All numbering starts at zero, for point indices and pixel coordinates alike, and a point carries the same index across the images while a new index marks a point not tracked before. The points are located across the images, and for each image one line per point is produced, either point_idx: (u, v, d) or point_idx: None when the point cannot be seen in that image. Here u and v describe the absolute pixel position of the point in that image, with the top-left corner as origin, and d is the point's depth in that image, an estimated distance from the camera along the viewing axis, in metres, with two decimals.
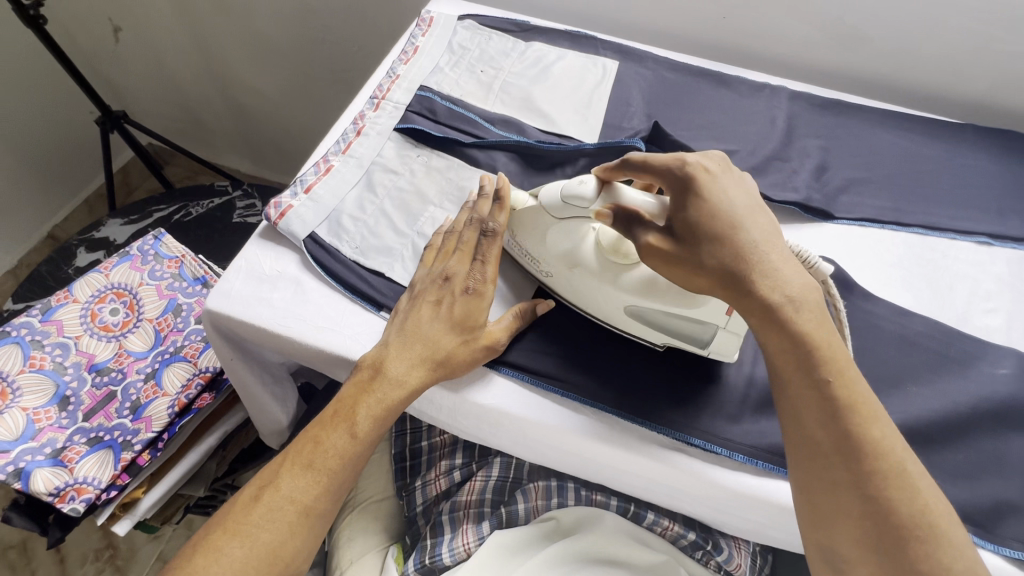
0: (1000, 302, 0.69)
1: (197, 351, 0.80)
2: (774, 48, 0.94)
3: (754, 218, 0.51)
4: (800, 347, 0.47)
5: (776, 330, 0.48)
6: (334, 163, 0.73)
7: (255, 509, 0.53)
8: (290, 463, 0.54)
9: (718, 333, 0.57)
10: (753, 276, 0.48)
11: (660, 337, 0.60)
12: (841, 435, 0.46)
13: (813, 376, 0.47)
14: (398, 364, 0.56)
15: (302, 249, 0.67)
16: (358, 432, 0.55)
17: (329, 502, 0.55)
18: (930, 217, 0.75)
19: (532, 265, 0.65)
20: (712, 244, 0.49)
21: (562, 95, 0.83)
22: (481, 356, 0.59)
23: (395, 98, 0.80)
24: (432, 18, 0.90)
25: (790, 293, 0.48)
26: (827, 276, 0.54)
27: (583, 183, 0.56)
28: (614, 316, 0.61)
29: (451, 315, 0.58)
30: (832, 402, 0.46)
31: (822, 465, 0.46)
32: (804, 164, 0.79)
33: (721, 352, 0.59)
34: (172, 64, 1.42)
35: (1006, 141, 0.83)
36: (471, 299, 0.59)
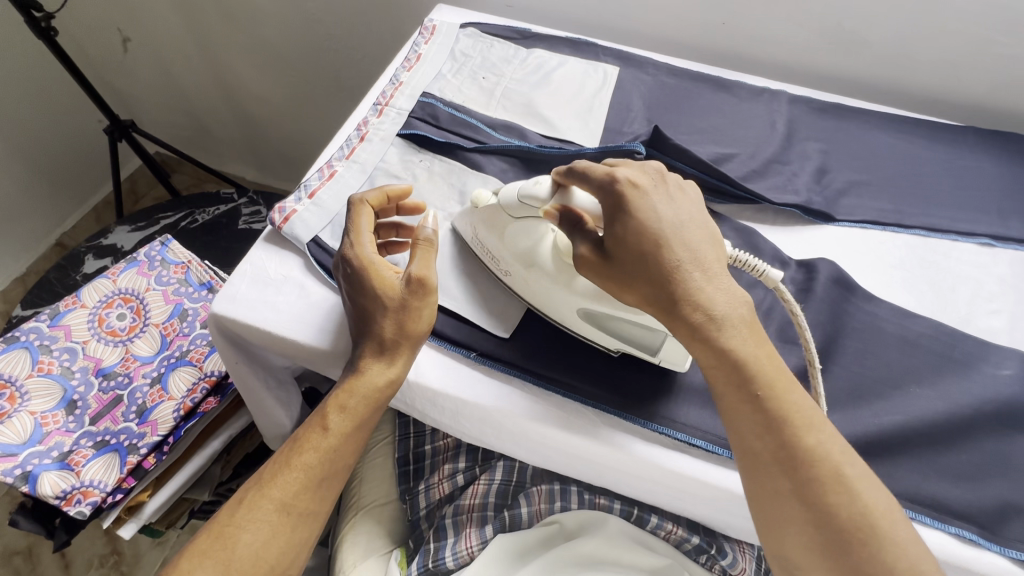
0: (1002, 303, 0.69)
1: (203, 355, 0.81)
2: (773, 53, 0.94)
3: (684, 232, 0.51)
4: (725, 360, 0.49)
5: (702, 345, 0.49)
6: (338, 169, 0.74)
7: (239, 511, 0.54)
8: (271, 467, 0.56)
9: (666, 340, 0.58)
10: (679, 293, 0.49)
11: (613, 343, 0.61)
12: (777, 444, 0.47)
13: (744, 389, 0.48)
14: (359, 358, 0.57)
15: (306, 253, 0.68)
16: (330, 427, 0.56)
17: (309, 499, 0.55)
18: (932, 219, 0.75)
19: (493, 264, 0.65)
20: (638, 259, 0.50)
21: (563, 101, 0.84)
22: (413, 301, 0.57)
23: (398, 105, 0.81)
24: (434, 26, 0.92)
25: (712, 311, 0.49)
26: (778, 281, 0.56)
27: (539, 185, 0.57)
28: (569, 319, 0.61)
29: (355, 300, 0.58)
30: (765, 413, 0.48)
31: (762, 473, 0.48)
32: (804, 167, 0.80)
33: (671, 361, 0.59)
34: (180, 74, 1.44)
35: (1007, 143, 0.83)
36: (354, 275, 0.57)
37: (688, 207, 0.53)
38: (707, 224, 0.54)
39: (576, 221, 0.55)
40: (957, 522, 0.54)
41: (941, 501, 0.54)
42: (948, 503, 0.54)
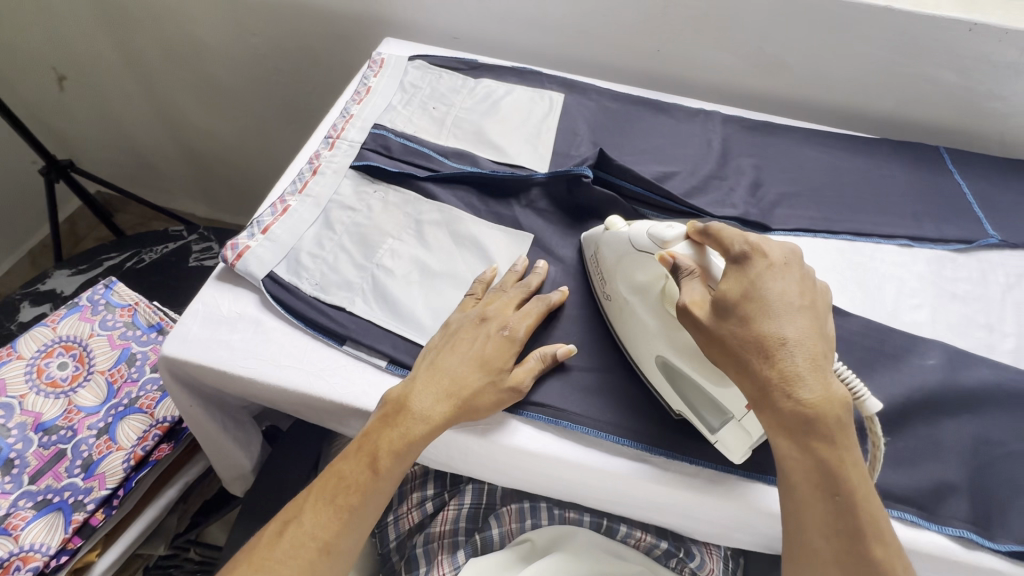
0: (923, 298, 0.75)
1: (154, 401, 0.78)
2: (705, 77, 1.01)
3: (792, 315, 0.50)
4: (808, 456, 0.48)
5: (789, 437, 0.48)
6: (291, 204, 0.74)
7: (280, 543, 0.52)
8: (314, 498, 0.55)
9: (729, 423, 0.56)
10: (773, 377, 0.48)
11: (678, 404, 0.60)
12: (841, 549, 0.47)
13: (824, 489, 0.47)
14: (428, 407, 0.57)
15: (261, 289, 0.67)
16: (380, 468, 0.55)
17: (348, 539, 0.54)
18: (857, 224, 0.81)
19: (599, 283, 0.68)
20: (739, 324, 0.50)
21: (512, 128, 0.87)
22: (507, 398, 0.59)
23: (350, 137, 0.82)
24: (382, 60, 0.94)
25: (807, 401, 0.47)
26: (872, 412, 0.53)
27: (672, 229, 0.59)
28: (647, 365, 0.62)
29: (480, 353, 0.60)
30: (840, 519, 0.47)
31: (818, 571, 0.47)
32: (740, 181, 0.85)
33: (726, 447, 0.58)
34: (122, 110, 1.40)
35: (915, 152, 0.92)
36: (502, 342, 0.61)
37: (795, 292, 0.51)
38: (814, 309, 0.51)
39: (692, 270, 0.55)
40: (899, 506, 0.57)
41: (885, 487, 0.58)
42: (890, 488, 0.58)
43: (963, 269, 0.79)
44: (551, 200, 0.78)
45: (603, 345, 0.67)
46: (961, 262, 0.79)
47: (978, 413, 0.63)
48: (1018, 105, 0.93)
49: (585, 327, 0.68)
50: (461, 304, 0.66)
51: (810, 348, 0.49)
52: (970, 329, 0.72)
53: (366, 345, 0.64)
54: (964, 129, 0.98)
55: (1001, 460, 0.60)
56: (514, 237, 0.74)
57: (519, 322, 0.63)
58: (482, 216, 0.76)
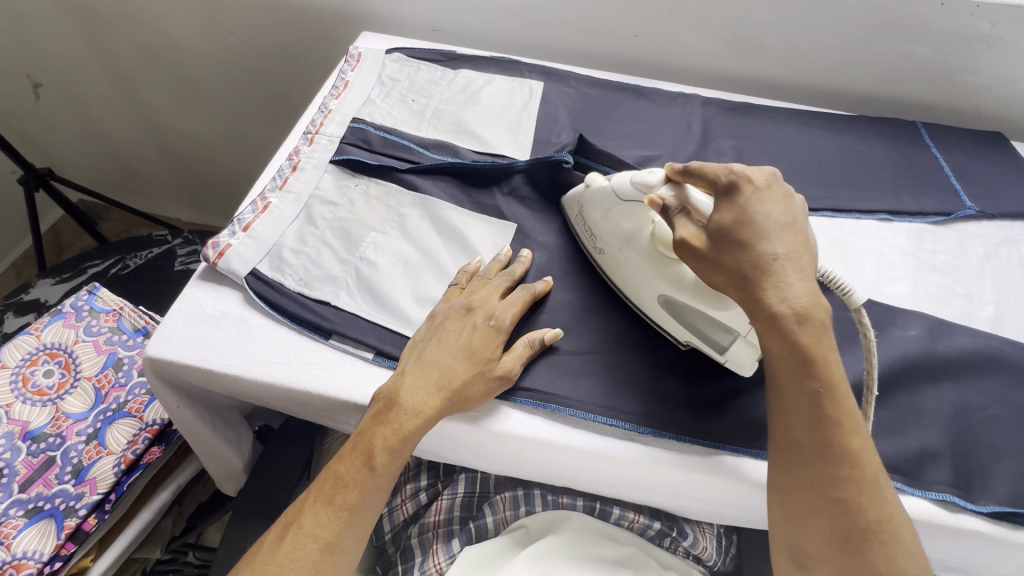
0: (903, 271, 0.76)
1: (143, 405, 0.78)
2: (684, 61, 1.02)
3: (780, 234, 0.52)
4: (795, 352, 0.49)
5: (776, 334, 0.50)
6: (272, 201, 0.74)
7: (281, 548, 0.52)
8: (313, 500, 0.54)
9: (736, 341, 0.59)
10: (764, 283, 0.51)
11: (683, 334, 0.63)
12: (825, 443, 0.48)
13: (807, 386, 0.49)
14: (416, 385, 0.58)
15: (244, 287, 0.67)
16: (376, 465, 0.55)
17: (351, 538, 0.54)
18: (838, 201, 0.82)
19: (590, 240, 0.70)
20: (736, 248, 0.52)
21: (492, 118, 0.87)
22: (496, 387, 0.59)
23: (329, 132, 0.81)
24: (360, 53, 0.94)
25: (796, 305, 0.50)
26: (859, 304, 0.55)
27: (654, 174, 0.60)
28: (649, 305, 0.64)
29: (468, 344, 0.60)
30: (822, 414, 0.48)
31: (798, 465, 0.49)
32: (721, 162, 0.86)
33: (737, 364, 0.61)
34: (99, 115, 1.38)
35: (892, 128, 0.93)
36: (489, 331, 0.61)
37: (780, 213, 0.53)
38: (800, 230, 0.54)
39: (681, 206, 0.56)
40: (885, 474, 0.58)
41: None
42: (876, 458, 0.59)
43: (942, 241, 0.80)
44: (533, 187, 0.78)
45: (588, 328, 0.67)
46: (940, 233, 0.80)
47: (958, 380, 0.64)
48: (992, 78, 0.94)
49: (570, 310, 0.68)
50: (450, 296, 0.65)
51: (795, 259, 0.51)
52: (950, 299, 0.74)
53: (352, 337, 0.64)
54: (939, 104, 0.99)
55: (980, 424, 0.61)
56: (497, 226, 0.75)
57: (505, 313, 0.62)
58: (465, 206, 0.76)
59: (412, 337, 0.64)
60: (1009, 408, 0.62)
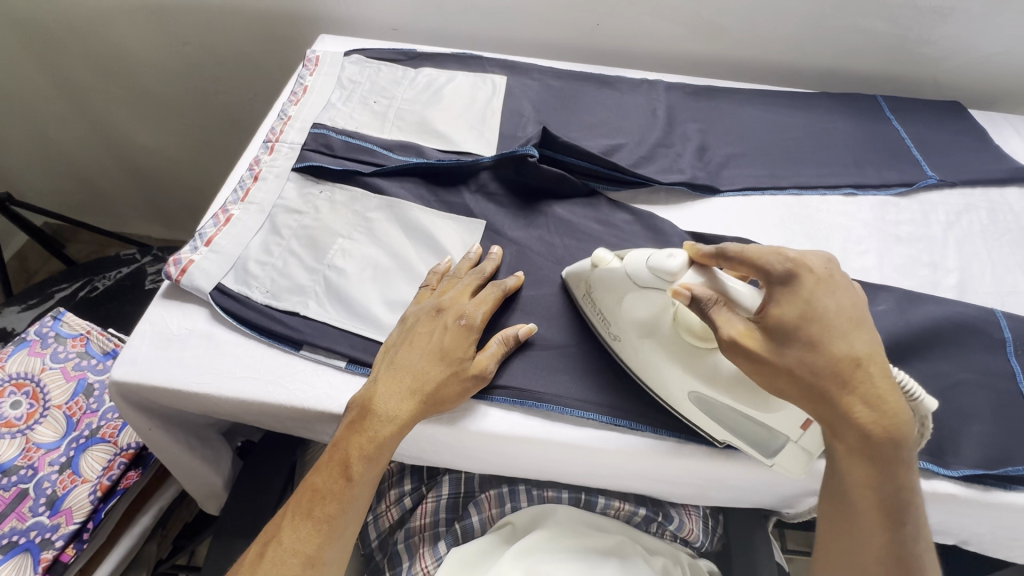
0: (869, 244, 0.77)
1: (116, 429, 0.76)
2: (646, 47, 1.01)
3: (856, 333, 0.49)
4: (885, 486, 0.48)
5: (865, 465, 0.48)
6: (234, 213, 0.72)
7: (261, 566, 0.51)
8: (292, 514, 0.54)
9: (787, 446, 0.56)
10: (851, 405, 0.47)
11: (720, 434, 0.58)
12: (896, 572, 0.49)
13: (890, 518, 0.49)
14: (391, 403, 0.57)
15: (210, 302, 0.66)
16: (353, 474, 0.54)
17: (332, 550, 0.53)
18: (803, 178, 0.83)
19: (601, 325, 0.64)
20: (802, 349, 0.48)
21: (456, 115, 0.86)
22: (472, 385, 0.59)
23: (289, 139, 0.80)
24: (317, 57, 0.92)
25: (886, 430, 0.47)
26: (929, 411, 0.51)
27: (673, 258, 0.54)
28: (679, 402, 0.59)
29: (439, 347, 0.59)
30: (898, 543, 0.49)
31: None
32: (687, 147, 0.86)
33: (784, 468, 0.58)
34: (56, 136, 1.31)
35: (852, 103, 0.94)
36: (460, 332, 0.60)
37: (849, 308, 0.50)
38: (869, 323, 0.50)
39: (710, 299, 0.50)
40: None
41: None
42: None
43: (906, 212, 0.81)
44: (501, 183, 0.77)
45: (562, 321, 0.67)
46: (904, 204, 0.82)
47: (926, 348, 0.65)
48: (946, 48, 0.96)
49: (544, 305, 0.68)
50: (420, 298, 0.65)
51: (880, 378, 0.48)
52: (915, 269, 0.75)
53: (324, 347, 0.63)
54: (899, 75, 1.00)
55: (949, 389, 0.63)
56: (466, 225, 0.74)
57: (476, 312, 0.62)
58: (434, 207, 0.75)
59: (385, 341, 0.63)
60: (976, 371, 0.64)
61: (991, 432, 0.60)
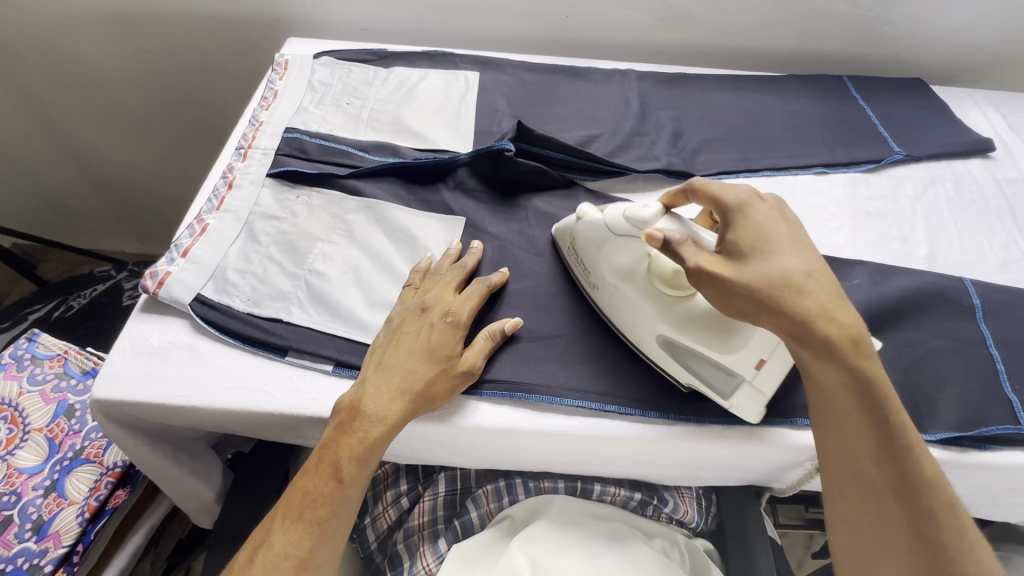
0: (842, 220, 0.79)
1: (101, 449, 0.75)
2: (617, 38, 1.02)
3: (801, 250, 0.52)
4: (853, 380, 0.49)
5: (830, 363, 0.49)
6: (209, 222, 0.71)
7: (252, 570, 0.52)
8: (282, 518, 0.53)
9: (741, 388, 0.57)
10: (804, 307, 0.49)
11: (685, 376, 0.60)
12: (892, 467, 0.49)
13: (870, 412, 0.49)
14: (380, 401, 0.57)
15: (190, 313, 0.65)
16: (343, 476, 0.54)
17: (323, 553, 0.53)
18: (775, 160, 0.84)
19: (582, 274, 0.67)
20: (758, 265, 0.50)
21: (430, 113, 0.86)
22: (461, 382, 0.59)
23: (262, 144, 0.79)
24: (286, 61, 0.91)
25: (839, 324, 0.49)
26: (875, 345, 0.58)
27: (648, 207, 0.57)
28: (646, 342, 0.62)
29: (427, 344, 0.59)
30: (885, 439, 0.49)
31: (870, 497, 0.49)
32: (661, 134, 0.87)
33: (742, 411, 0.59)
34: (19, 152, 1.27)
35: (819, 84, 0.96)
36: (447, 328, 0.60)
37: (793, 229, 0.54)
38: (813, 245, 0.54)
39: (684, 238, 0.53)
40: None
41: None
42: None
43: (875, 187, 0.83)
44: (479, 179, 0.78)
45: (547, 312, 0.68)
46: (873, 180, 0.84)
47: (900, 318, 0.67)
48: (906, 27, 0.98)
49: (528, 297, 0.68)
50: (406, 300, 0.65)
51: (838, 300, 0.50)
52: (886, 242, 0.77)
53: (309, 351, 0.63)
54: (862, 55, 1.03)
55: (924, 357, 0.65)
56: (446, 222, 0.74)
57: (464, 312, 0.62)
58: (413, 206, 0.75)
59: (372, 342, 0.63)
60: (948, 338, 0.66)
61: (965, 396, 0.62)
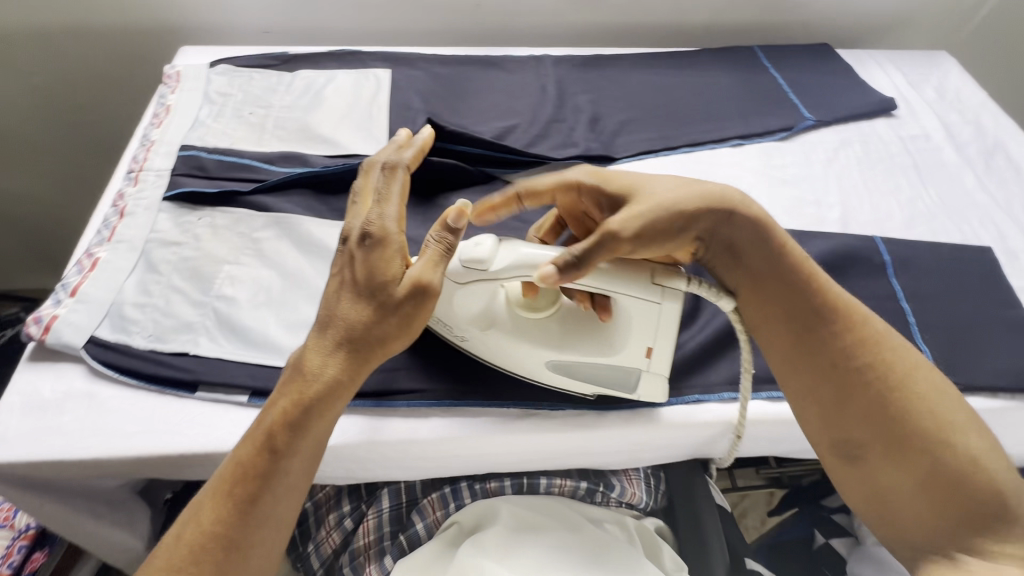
0: (759, 190, 0.80)
1: (9, 514, 0.71)
2: (531, 23, 1.00)
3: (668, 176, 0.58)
4: (759, 239, 0.55)
5: (731, 226, 0.55)
6: (100, 255, 0.66)
7: (176, 554, 0.47)
8: (213, 495, 0.48)
9: (642, 377, 0.59)
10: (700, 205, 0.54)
11: (589, 386, 0.61)
12: (808, 306, 0.54)
13: (779, 263, 0.55)
14: (322, 356, 0.50)
15: (85, 358, 0.60)
16: (281, 447, 0.49)
17: (258, 533, 0.48)
18: (692, 135, 0.85)
19: (444, 330, 0.63)
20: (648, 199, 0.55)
21: (339, 116, 0.82)
22: (409, 303, 0.50)
23: (156, 166, 0.74)
24: (179, 73, 0.85)
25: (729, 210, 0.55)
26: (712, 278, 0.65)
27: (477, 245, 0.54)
28: (541, 373, 0.61)
29: (356, 280, 0.50)
30: (796, 286, 0.54)
31: (803, 345, 0.54)
32: (579, 119, 0.86)
33: (649, 396, 0.61)
34: None
35: (732, 56, 0.97)
36: (372, 252, 0.50)
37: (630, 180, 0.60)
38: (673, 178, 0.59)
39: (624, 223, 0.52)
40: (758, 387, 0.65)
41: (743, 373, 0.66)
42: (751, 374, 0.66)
43: (790, 155, 0.84)
44: None
45: None
46: (787, 148, 0.85)
47: None
48: None
49: None
50: None
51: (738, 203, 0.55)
52: (802, 208, 0.78)
53: (221, 384, 0.59)
54: (772, 23, 1.04)
55: None
56: None
57: (420, 266, 0.50)
58: (325, 216, 0.72)
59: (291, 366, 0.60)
60: (861, 297, 0.68)
61: None
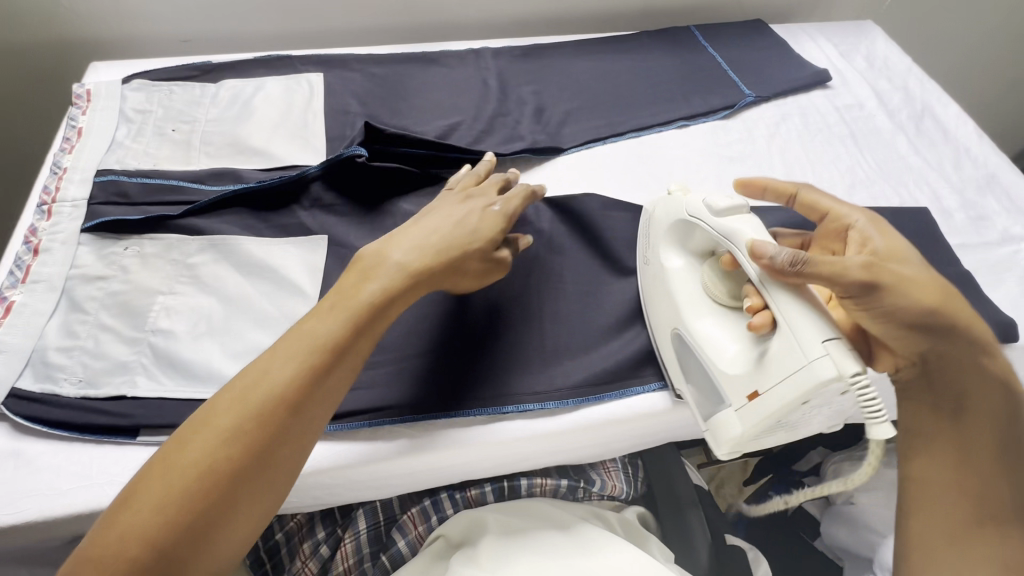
0: (707, 170, 0.80)
1: None
2: (467, 15, 0.97)
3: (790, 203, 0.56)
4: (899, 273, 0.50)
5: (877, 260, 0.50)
6: (14, 299, 0.60)
7: (196, 438, 0.42)
8: (244, 378, 0.45)
9: (728, 413, 0.54)
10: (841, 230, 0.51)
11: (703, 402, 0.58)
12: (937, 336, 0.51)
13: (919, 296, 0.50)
14: (404, 264, 0.53)
15: (7, 413, 0.55)
16: (333, 341, 0.48)
17: (288, 432, 0.45)
18: (638, 120, 0.84)
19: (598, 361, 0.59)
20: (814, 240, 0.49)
21: (272, 126, 0.78)
22: (495, 260, 0.57)
23: (70, 196, 0.68)
24: (88, 91, 0.78)
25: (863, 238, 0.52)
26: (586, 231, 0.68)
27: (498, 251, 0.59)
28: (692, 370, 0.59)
29: (463, 221, 0.57)
30: (936, 315, 0.50)
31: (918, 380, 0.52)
32: (524, 111, 0.84)
33: (720, 435, 0.56)
34: None
35: (670, 38, 0.97)
36: (485, 210, 0.59)
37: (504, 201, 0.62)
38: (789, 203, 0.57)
39: (795, 260, 0.47)
40: None
41: None
42: None
43: (734, 132, 0.85)
44: (337, 191, 0.71)
45: (431, 321, 0.63)
46: (731, 126, 0.86)
47: None
48: None
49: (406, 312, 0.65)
50: None
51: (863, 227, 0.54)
52: None
53: (164, 425, 0.55)
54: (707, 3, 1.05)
55: None
56: (306, 246, 0.67)
57: (507, 199, 0.60)
58: (265, 234, 0.68)
59: None
60: None
61: None
